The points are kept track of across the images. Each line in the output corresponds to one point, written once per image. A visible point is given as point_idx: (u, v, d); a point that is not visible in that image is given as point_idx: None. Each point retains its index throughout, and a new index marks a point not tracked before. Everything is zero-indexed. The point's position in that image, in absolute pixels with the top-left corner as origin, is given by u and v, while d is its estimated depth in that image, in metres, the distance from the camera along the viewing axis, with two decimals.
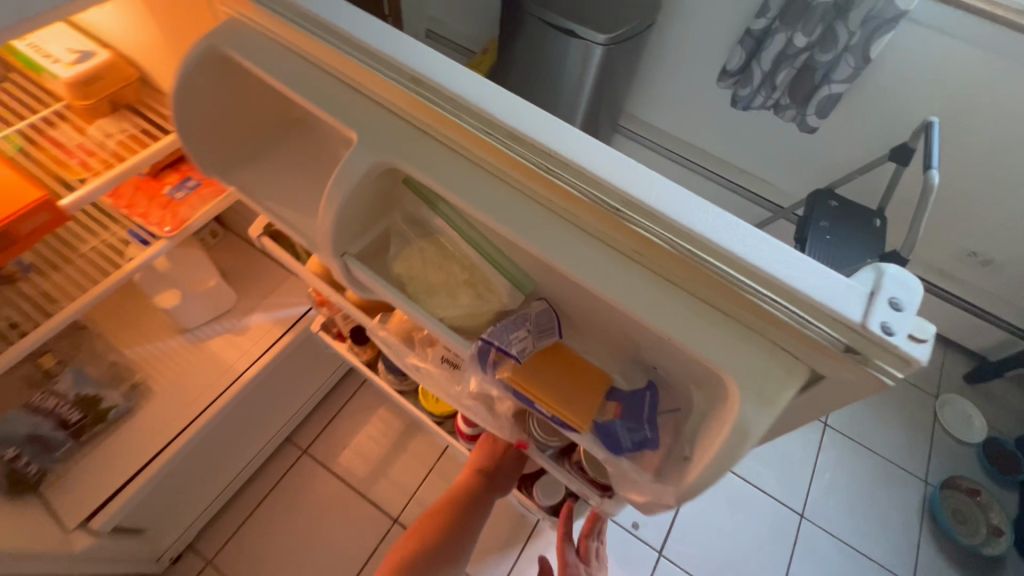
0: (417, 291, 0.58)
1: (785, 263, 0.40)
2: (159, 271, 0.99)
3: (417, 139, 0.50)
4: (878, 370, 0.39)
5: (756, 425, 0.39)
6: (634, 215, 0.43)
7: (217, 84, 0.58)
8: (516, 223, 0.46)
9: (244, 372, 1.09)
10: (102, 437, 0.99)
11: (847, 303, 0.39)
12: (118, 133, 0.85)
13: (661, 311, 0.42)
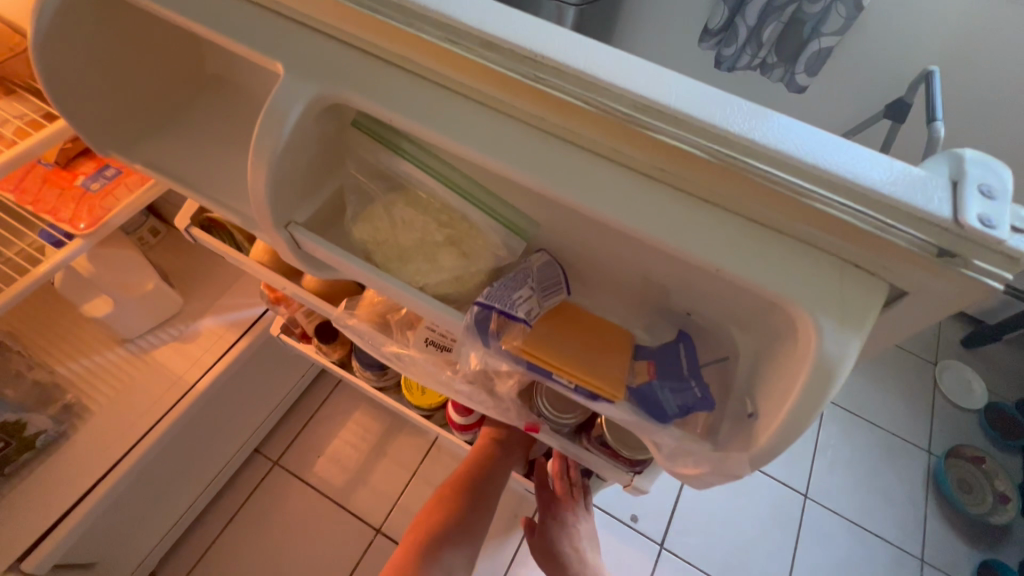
0: (388, 257, 0.42)
1: (831, 152, 0.30)
2: (82, 274, 0.87)
3: (337, 48, 0.36)
4: (976, 275, 0.28)
5: (844, 357, 0.27)
6: (624, 102, 0.31)
7: (100, 33, 0.47)
8: (488, 142, 0.33)
9: (196, 383, 0.98)
10: (31, 467, 0.87)
11: (921, 194, 0.28)
12: (12, 118, 0.71)
13: (713, 247, 0.30)
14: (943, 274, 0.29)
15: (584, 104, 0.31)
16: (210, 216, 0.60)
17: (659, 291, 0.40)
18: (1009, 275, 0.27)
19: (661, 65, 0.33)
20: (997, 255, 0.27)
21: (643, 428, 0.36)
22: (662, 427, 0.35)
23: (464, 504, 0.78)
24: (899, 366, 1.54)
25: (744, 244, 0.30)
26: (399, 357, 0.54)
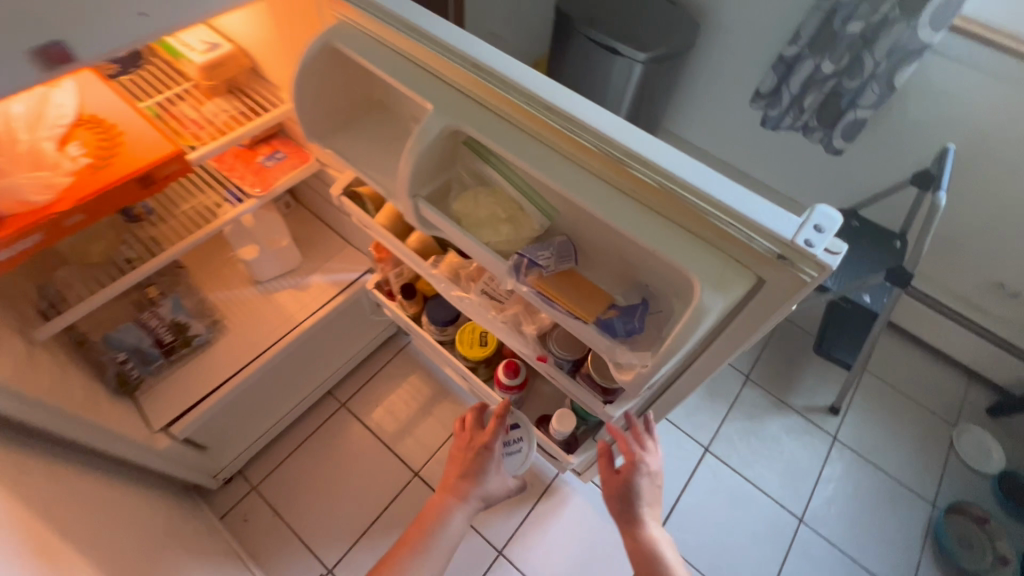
0: (470, 224, 0.67)
1: (734, 194, 0.51)
2: (246, 227, 1.20)
3: (464, 102, 0.62)
4: (802, 274, 0.49)
5: (713, 305, 0.50)
6: (620, 151, 0.54)
7: (324, 69, 0.73)
8: (542, 165, 0.57)
9: (302, 322, 1.28)
10: (186, 359, 1.18)
11: (780, 223, 0.49)
12: (227, 111, 1.03)
13: (655, 238, 0.53)
14: (785, 271, 0.50)
15: (598, 149, 0.55)
16: (354, 190, 0.88)
17: (634, 270, 0.62)
18: (819, 277, 0.48)
19: (650, 132, 0.56)
20: (811, 263, 0.48)
21: (601, 342, 0.58)
22: (613, 346, 0.58)
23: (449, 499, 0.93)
24: (916, 421, 1.61)
25: (675, 240, 0.52)
26: (460, 299, 0.80)
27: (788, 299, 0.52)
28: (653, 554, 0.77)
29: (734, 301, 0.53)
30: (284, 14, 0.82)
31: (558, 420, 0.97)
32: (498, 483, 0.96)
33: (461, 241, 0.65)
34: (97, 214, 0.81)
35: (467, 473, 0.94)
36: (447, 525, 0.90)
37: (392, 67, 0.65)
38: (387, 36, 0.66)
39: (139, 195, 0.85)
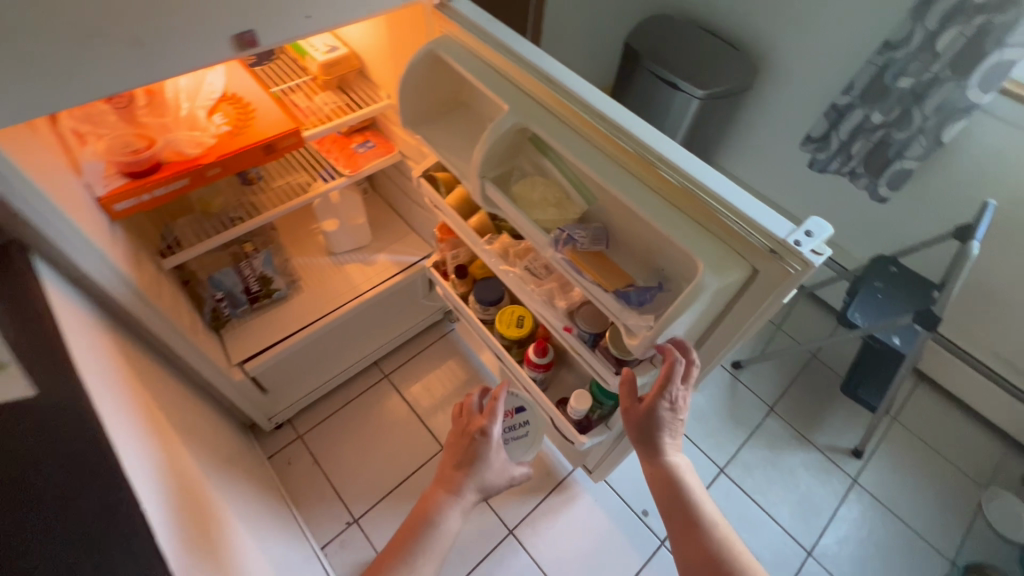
0: (524, 205, 0.81)
1: (742, 199, 0.63)
2: (332, 202, 1.39)
3: (533, 107, 0.77)
4: (789, 267, 0.60)
5: (710, 283, 0.61)
6: (653, 155, 0.67)
7: (426, 72, 0.90)
8: (589, 160, 0.71)
9: (364, 292, 1.45)
10: (266, 309, 1.37)
11: (777, 226, 0.61)
12: (335, 102, 1.23)
13: (673, 226, 0.65)
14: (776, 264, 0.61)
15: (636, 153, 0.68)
16: (432, 175, 1.05)
17: (656, 258, 0.75)
18: (802, 272, 0.59)
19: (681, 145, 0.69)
20: (798, 259, 0.59)
21: (617, 307, 0.71)
22: (625, 312, 0.71)
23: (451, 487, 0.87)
24: (943, 477, 1.59)
25: (688, 231, 0.65)
26: (505, 273, 0.94)
27: (777, 288, 0.63)
28: (672, 482, 0.77)
29: (731, 285, 0.65)
30: (397, 26, 1.00)
31: (576, 400, 1.09)
32: (498, 473, 0.91)
33: (515, 217, 0.79)
34: (230, 169, 1.00)
35: (467, 466, 0.89)
36: (449, 523, 0.83)
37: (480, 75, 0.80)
38: (482, 52, 0.83)
39: (263, 158, 1.04)
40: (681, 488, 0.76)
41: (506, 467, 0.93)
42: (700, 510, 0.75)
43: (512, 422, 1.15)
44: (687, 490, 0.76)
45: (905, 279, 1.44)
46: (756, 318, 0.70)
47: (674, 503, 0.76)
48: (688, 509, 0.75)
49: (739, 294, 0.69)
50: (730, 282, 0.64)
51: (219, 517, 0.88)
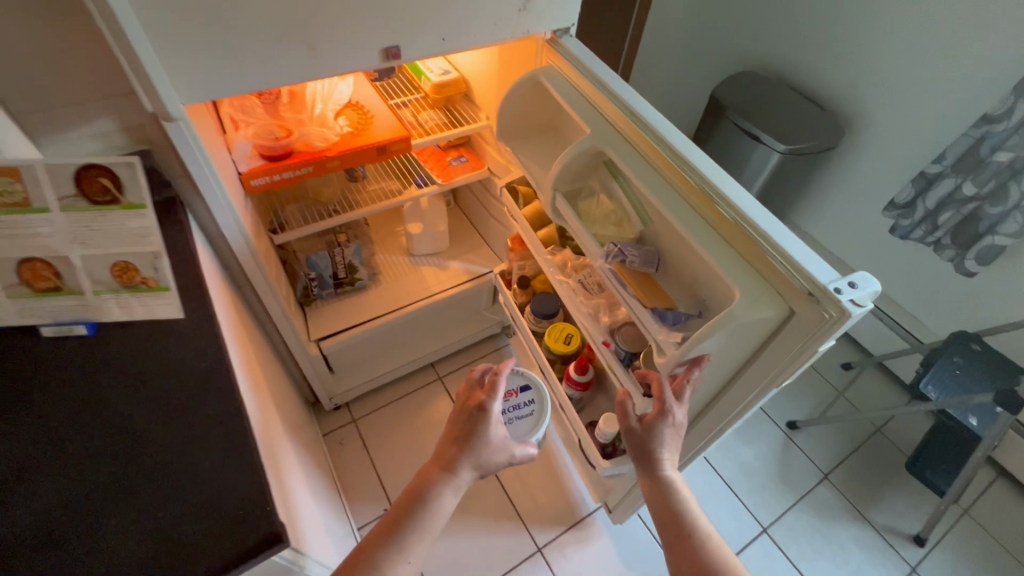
0: (588, 220, 0.90)
1: (792, 243, 0.67)
2: (421, 207, 1.52)
3: (612, 133, 0.85)
4: (825, 311, 0.63)
5: (743, 313, 0.65)
6: (714, 191, 0.73)
7: (528, 94, 1.01)
8: (652, 186, 0.77)
9: (435, 293, 1.55)
10: (346, 295, 1.50)
11: (821, 272, 0.64)
12: (440, 118, 1.37)
13: (720, 256, 0.70)
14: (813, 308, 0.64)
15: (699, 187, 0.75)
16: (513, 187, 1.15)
17: (702, 288, 0.79)
18: (837, 317, 0.62)
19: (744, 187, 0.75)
20: (835, 305, 0.62)
21: (651, 322, 0.77)
22: (658, 328, 0.76)
23: (443, 461, 0.83)
24: None
25: (733, 263, 0.69)
26: (561, 282, 1.03)
27: (813, 332, 0.65)
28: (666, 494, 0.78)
29: (766, 322, 0.68)
30: (508, 56, 1.13)
31: (605, 422, 1.11)
32: (497, 449, 0.86)
33: (576, 229, 0.89)
34: (346, 164, 1.14)
35: (465, 444, 0.84)
36: (442, 501, 0.79)
37: (574, 104, 0.88)
38: (577, 83, 0.92)
39: (375, 158, 1.17)
40: (676, 503, 0.77)
41: (507, 445, 0.87)
42: (695, 522, 0.75)
43: (516, 401, 1.15)
44: (682, 503, 0.77)
45: (989, 360, 1.35)
46: (790, 363, 0.72)
47: (668, 516, 0.77)
48: (683, 523, 0.75)
49: (775, 333, 0.71)
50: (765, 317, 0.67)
51: (285, 466, 0.97)
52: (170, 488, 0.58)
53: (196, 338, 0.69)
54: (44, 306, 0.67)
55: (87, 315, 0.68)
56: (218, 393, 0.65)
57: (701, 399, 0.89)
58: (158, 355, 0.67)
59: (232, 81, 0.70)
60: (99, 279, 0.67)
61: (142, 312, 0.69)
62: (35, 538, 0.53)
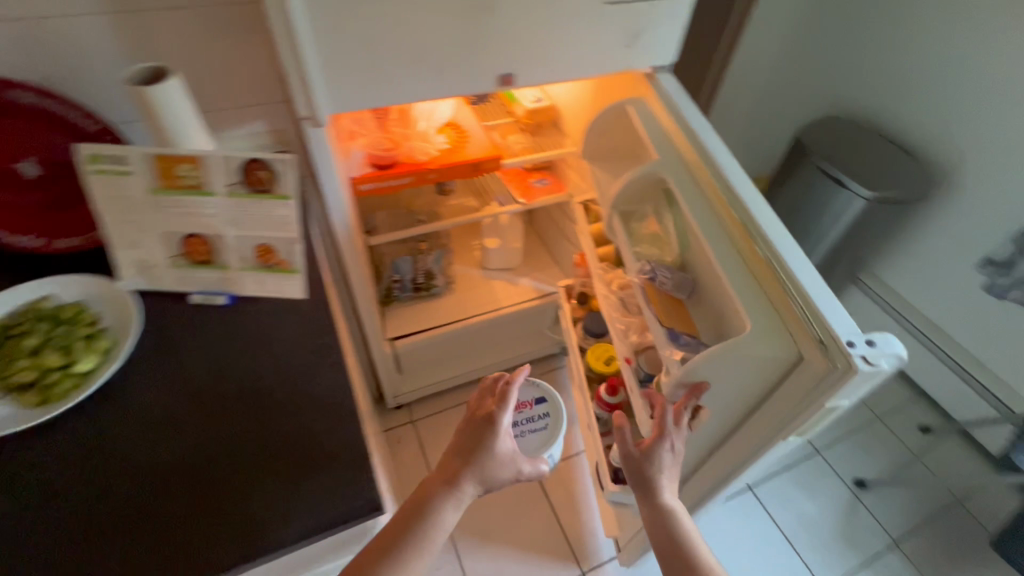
0: (636, 241, 0.98)
1: (820, 295, 0.69)
2: (500, 224, 1.59)
3: (676, 161, 0.89)
4: (831, 361, 0.64)
5: (750, 344, 0.68)
6: (756, 232, 0.77)
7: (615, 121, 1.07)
8: (699, 216, 0.81)
9: (504, 307, 1.60)
10: (422, 299, 1.59)
11: (839, 325, 0.66)
12: (529, 142, 1.44)
13: (743, 292, 0.73)
14: (821, 357, 0.65)
15: (746, 226, 0.79)
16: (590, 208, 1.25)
17: (722, 324, 0.80)
18: (841, 370, 0.63)
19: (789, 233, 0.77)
20: (843, 357, 0.63)
21: (662, 339, 0.84)
22: (668, 346, 0.83)
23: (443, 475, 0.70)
24: None
25: (754, 300, 0.72)
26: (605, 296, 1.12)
27: (817, 382, 0.66)
28: (667, 524, 0.76)
29: (773, 363, 0.69)
30: (604, 87, 1.19)
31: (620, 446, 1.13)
32: (505, 469, 0.73)
33: (621, 246, 0.98)
34: (442, 177, 1.23)
35: (467, 452, 0.72)
36: (443, 517, 0.67)
37: (658, 132, 0.93)
38: (659, 115, 0.97)
39: (470, 173, 1.26)
40: (677, 530, 0.76)
41: (516, 458, 0.74)
42: (695, 552, 0.74)
43: (529, 414, 1.02)
44: (682, 533, 0.75)
45: None
46: (795, 416, 0.72)
47: (668, 546, 0.75)
48: (682, 552, 0.73)
49: (782, 379, 0.71)
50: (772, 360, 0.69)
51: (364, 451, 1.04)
52: (284, 446, 0.64)
53: (316, 318, 0.78)
54: (198, 276, 0.78)
55: (228, 287, 0.79)
56: (332, 367, 0.72)
57: (701, 443, 0.89)
58: (283, 328, 0.76)
59: (366, 98, 0.79)
60: (244, 258, 0.77)
61: (273, 289, 0.79)
62: (178, 470, 0.62)
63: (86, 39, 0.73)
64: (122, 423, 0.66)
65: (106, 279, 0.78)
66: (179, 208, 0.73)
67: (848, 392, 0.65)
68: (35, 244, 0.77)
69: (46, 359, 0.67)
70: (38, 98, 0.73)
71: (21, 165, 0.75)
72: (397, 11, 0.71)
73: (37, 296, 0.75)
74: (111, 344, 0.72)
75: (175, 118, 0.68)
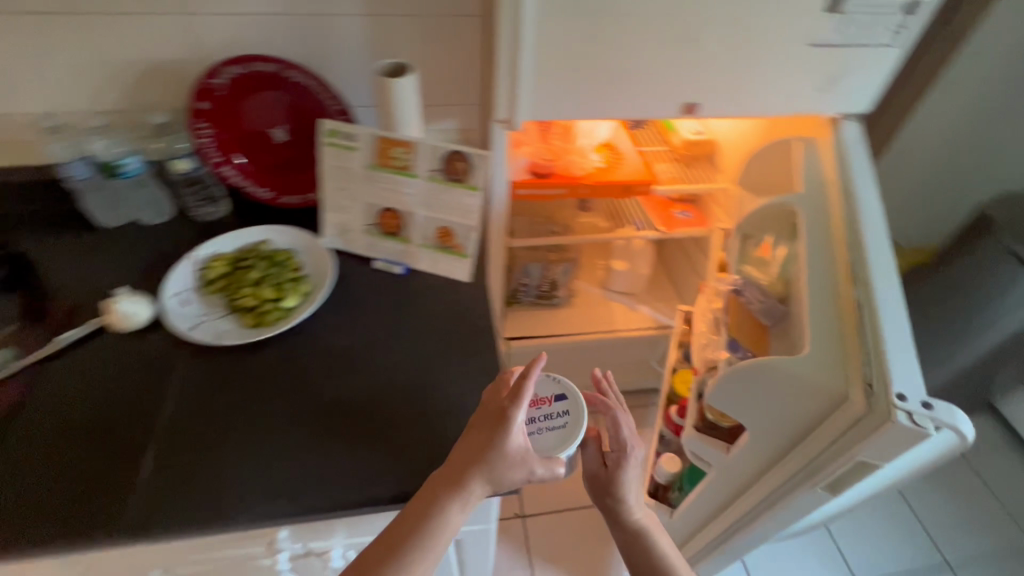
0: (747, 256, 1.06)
1: (900, 351, 0.69)
2: (632, 248, 1.59)
3: (818, 195, 0.88)
4: (878, 409, 0.67)
5: (800, 367, 0.74)
6: (865, 276, 0.76)
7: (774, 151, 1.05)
8: (812, 245, 0.82)
9: (620, 330, 1.60)
10: (542, 307, 1.64)
11: (902, 380, 0.66)
12: (680, 172, 1.44)
13: (820, 325, 0.76)
14: (872, 403, 0.68)
15: (858, 269, 0.78)
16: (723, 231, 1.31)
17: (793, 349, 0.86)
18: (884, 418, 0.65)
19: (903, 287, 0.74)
20: (887, 408, 0.66)
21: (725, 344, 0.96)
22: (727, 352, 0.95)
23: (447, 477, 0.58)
24: None
25: (827, 335, 0.76)
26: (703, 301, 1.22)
27: (857, 423, 0.70)
28: (640, 541, 0.74)
29: (821, 393, 0.74)
30: (778, 127, 1.16)
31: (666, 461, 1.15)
32: (513, 483, 0.59)
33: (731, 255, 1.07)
34: (593, 193, 1.27)
35: (472, 452, 0.58)
36: (447, 526, 0.56)
37: (817, 179, 0.90)
38: (822, 164, 0.92)
39: (621, 194, 1.29)
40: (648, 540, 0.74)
41: (528, 458, 0.59)
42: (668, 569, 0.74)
43: (545, 412, 0.69)
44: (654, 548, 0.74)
45: None
46: (831, 458, 0.75)
47: (637, 557, 0.74)
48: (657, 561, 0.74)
49: (829, 412, 0.75)
50: (825, 391, 0.74)
51: None
52: (440, 410, 0.71)
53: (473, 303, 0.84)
54: (383, 245, 0.89)
55: (406, 260, 0.88)
56: (485, 348, 0.78)
57: (726, 472, 0.93)
58: (446, 305, 0.84)
59: (554, 110, 0.85)
60: (425, 236, 0.86)
61: (442, 269, 0.87)
62: (348, 408, 0.71)
63: (344, 34, 0.83)
64: (311, 357, 0.76)
65: (311, 235, 0.91)
66: (386, 184, 0.84)
67: (890, 450, 0.67)
68: (266, 197, 0.90)
69: (264, 291, 0.81)
70: (304, 79, 0.84)
71: (273, 130, 0.88)
72: (603, 34, 0.76)
73: (259, 239, 0.90)
74: (309, 289, 0.84)
75: (403, 106, 0.79)
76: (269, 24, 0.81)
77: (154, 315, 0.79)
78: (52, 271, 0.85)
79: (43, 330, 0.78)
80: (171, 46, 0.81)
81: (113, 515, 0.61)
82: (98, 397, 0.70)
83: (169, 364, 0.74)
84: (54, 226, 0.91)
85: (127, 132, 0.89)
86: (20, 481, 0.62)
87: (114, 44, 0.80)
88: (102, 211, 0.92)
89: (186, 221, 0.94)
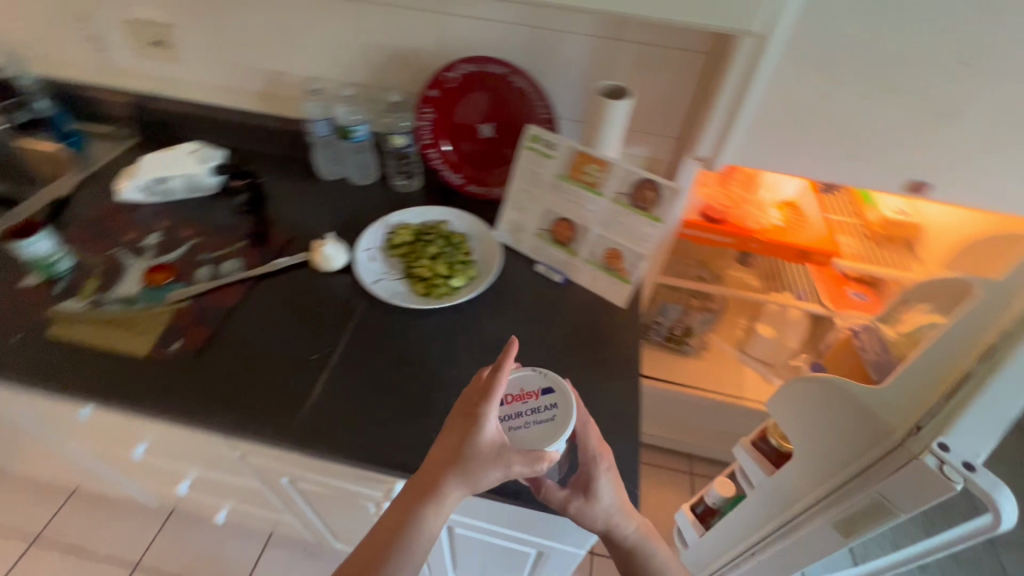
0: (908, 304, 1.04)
1: (984, 420, 0.60)
2: (785, 316, 1.44)
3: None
4: (921, 455, 0.63)
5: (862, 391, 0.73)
6: (1006, 345, 0.62)
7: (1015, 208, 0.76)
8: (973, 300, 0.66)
9: (749, 400, 1.47)
10: (669, 350, 1.57)
11: (964, 440, 0.61)
12: (867, 251, 1.27)
13: (918, 370, 0.69)
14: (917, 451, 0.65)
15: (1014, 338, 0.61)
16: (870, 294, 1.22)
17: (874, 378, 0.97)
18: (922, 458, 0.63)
19: None
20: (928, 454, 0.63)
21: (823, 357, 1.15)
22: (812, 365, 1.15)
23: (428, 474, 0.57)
24: None
25: (918, 382, 0.70)
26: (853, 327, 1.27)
27: (897, 464, 0.67)
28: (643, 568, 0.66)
29: (875, 425, 0.72)
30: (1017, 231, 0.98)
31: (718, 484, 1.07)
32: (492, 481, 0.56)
33: None
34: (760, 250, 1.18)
35: (449, 451, 0.56)
36: (424, 525, 0.54)
37: None
38: None
39: (794, 258, 1.18)
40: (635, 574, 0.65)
41: (505, 453, 0.56)
42: None
43: (531, 407, 0.63)
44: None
45: None
46: (862, 494, 0.73)
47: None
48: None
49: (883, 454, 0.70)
50: (870, 431, 0.73)
51: None
52: None
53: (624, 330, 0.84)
54: (550, 251, 0.92)
55: (566, 269, 0.91)
56: (625, 378, 0.78)
57: (757, 498, 0.93)
58: (596, 325, 0.86)
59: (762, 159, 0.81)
60: (593, 253, 0.88)
61: (599, 287, 0.88)
62: None
63: (571, 52, 0.89)
64: (465, 336, 0.82)
65: (486, 226, 0.98)
66: (570, 196, 0.87)
67: (911, 494, 0.66)
68: (456, 182, 1.00)
69: (438, 267, 0.88)
70: (526, 86, 0.89)
71: (482, 126, 0.96)
72: (845, 93, 0.71)
73: (440, 219, 0.99)
74: (474, 275, 0.90)
75: (610, 126, 0.82)
76: (508, 33, 0.89)
77: (347, 262, 0.91)
78: (282, 205, 1.02)
79: (265, 252, 0.92)
80: (420, 39, 0.92)
81: (285, 421, 0.71)
82: (293, 319, 0.82)
83: (350, 307, 0.85)
84: (288, 169, 1.09)
85: (365, 103, 1.02)
86: (227, 369, 0.75)
87: (377, 30, 0.92)
88: (327, 165, 1.07)
89: (387, 188, 1.06)
